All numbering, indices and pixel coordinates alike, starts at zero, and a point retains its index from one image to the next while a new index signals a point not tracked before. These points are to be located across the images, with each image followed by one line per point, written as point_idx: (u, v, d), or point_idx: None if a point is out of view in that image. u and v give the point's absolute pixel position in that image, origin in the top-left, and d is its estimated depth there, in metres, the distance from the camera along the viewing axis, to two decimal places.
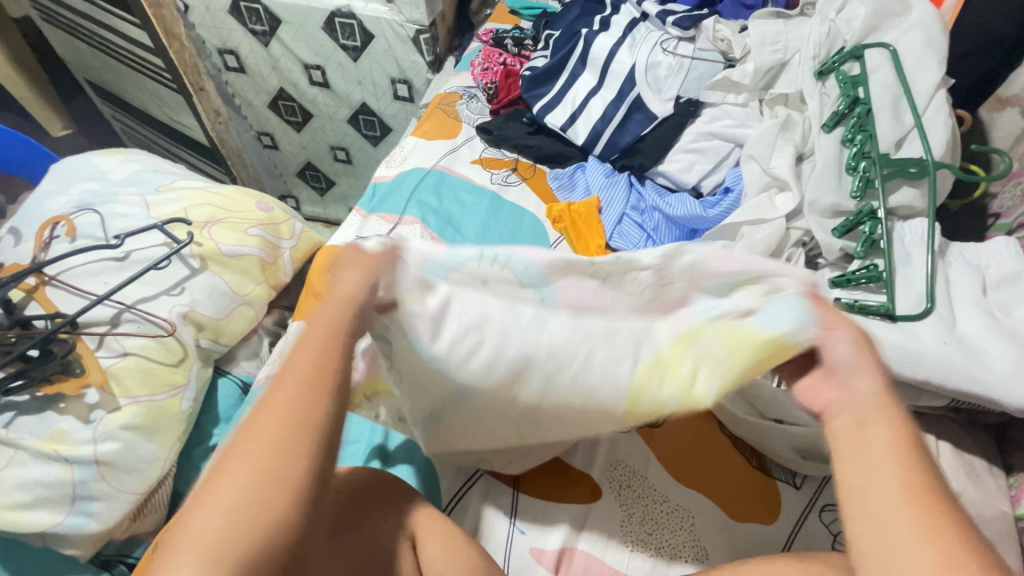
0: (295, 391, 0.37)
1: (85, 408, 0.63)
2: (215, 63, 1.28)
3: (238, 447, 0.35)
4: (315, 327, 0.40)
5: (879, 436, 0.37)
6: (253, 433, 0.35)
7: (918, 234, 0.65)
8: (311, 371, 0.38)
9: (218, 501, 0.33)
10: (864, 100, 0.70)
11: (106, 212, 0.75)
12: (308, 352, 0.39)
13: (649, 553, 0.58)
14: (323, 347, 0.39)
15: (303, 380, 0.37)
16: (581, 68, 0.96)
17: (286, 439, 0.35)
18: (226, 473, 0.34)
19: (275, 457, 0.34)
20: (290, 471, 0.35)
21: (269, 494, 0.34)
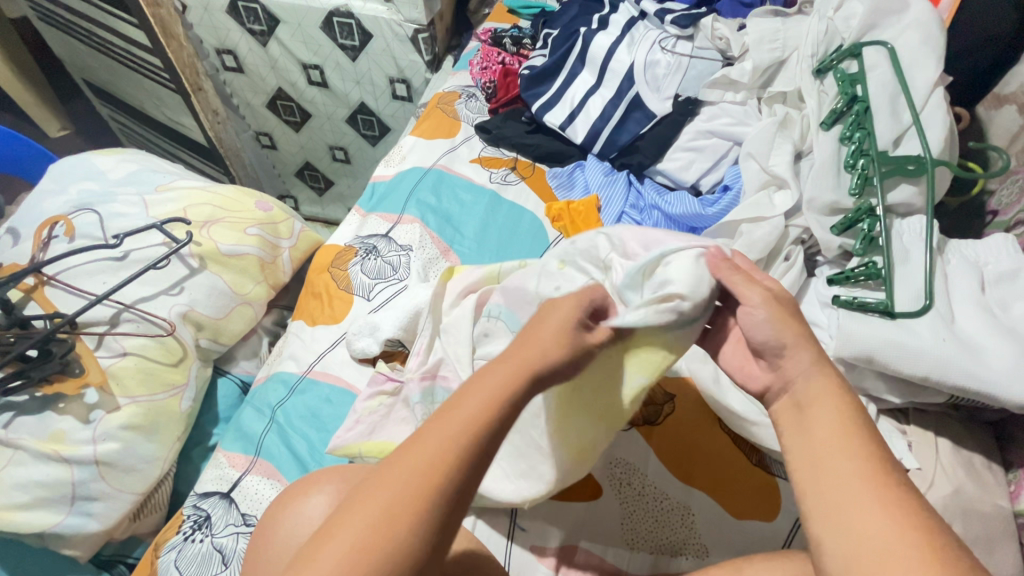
0: (438, 442, 0.35)
1: (85, 408, 0.62)
2: (213, 62, 1.28)
3: (375, 482, 0.35)
4: (489, 380, 0.38)
5: (823, 411, 0.42)
6: (388, 476, 0.35)
7: (917, 231, 0.65)
8: (461, 430, 0.36)
9: (352, 528, 0.33)
10: (862, 98, 0.71)
11: (105, 212, 0.75)
12: (468, 406, 0.37)
13: (649, 551, 0.59)
14: (488, 408, 0.37)
15: (449, 437, 0.36)
16: (579, 67, 0.96)
17: (421, 493, 0.34)
18: (358, 505, 0.34)
19: (410, 505, 0.34)
20: (404, 537, 0.33)
21: (375, 549, 0.32)
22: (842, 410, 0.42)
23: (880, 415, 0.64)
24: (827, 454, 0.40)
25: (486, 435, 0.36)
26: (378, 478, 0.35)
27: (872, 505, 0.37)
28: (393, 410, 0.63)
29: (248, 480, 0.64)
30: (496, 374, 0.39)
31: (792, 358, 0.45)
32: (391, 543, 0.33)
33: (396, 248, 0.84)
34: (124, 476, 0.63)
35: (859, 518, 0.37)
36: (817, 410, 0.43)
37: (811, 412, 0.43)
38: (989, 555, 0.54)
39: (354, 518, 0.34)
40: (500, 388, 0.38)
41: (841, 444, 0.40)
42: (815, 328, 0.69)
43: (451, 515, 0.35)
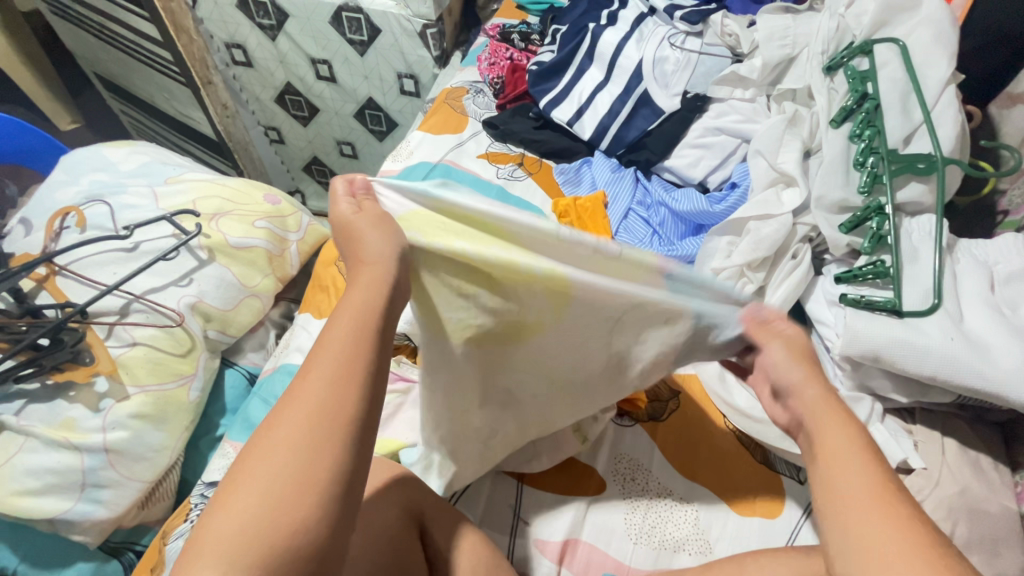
0: (327, 372, 0.36)
1: (95, 397, 0.63)
2: (223, 57, 1.29)
3: (287, 404, 0.35)
4: (359, 279, 0.40)
5: (844, 438, 0.39)
6: (288, 419, 0.34)
7: (926, 230, 0.65)
8: (349, 353, 0.37)
9: (285, 433, 0.34)
10: (872, 95, 0.70)
11: (115, 204, 0.75)
12: (348, 311, 0.39)
13: (653, 545, 0.59)
14: (370, 296, 0.39)
15: (339, 363, 0.36)
16: (587, 63, 0.96)
17: (343, 387, 0.36)
18: (284, 416, 0.35)
19: (335, 400, 0.35)
20: (320, 463, 0.33)
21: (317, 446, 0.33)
22: (850, 429, 0.40)
23: (886, 414, 0.63)
24: (841, 480, 0.37)
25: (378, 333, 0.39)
26: (295, 385, 0.36)
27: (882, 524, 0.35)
28: (395, 409, 0.67)
29: None
30: (360, 295, 0.39)
31: (804, 386, 0.42)
32: (315, 473, 0.33)
33: None
34: (132, 464, 0.64)
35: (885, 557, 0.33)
36: (822, 424, 0.40)
37: (817, 424, 0.40)
38: (995, 555, 0.54)
39: (264, 470, 0.33)
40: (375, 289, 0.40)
41: (855, 461, 0.38)
42: (821, 326, 0.69)
43: (365, 434, 0.36)
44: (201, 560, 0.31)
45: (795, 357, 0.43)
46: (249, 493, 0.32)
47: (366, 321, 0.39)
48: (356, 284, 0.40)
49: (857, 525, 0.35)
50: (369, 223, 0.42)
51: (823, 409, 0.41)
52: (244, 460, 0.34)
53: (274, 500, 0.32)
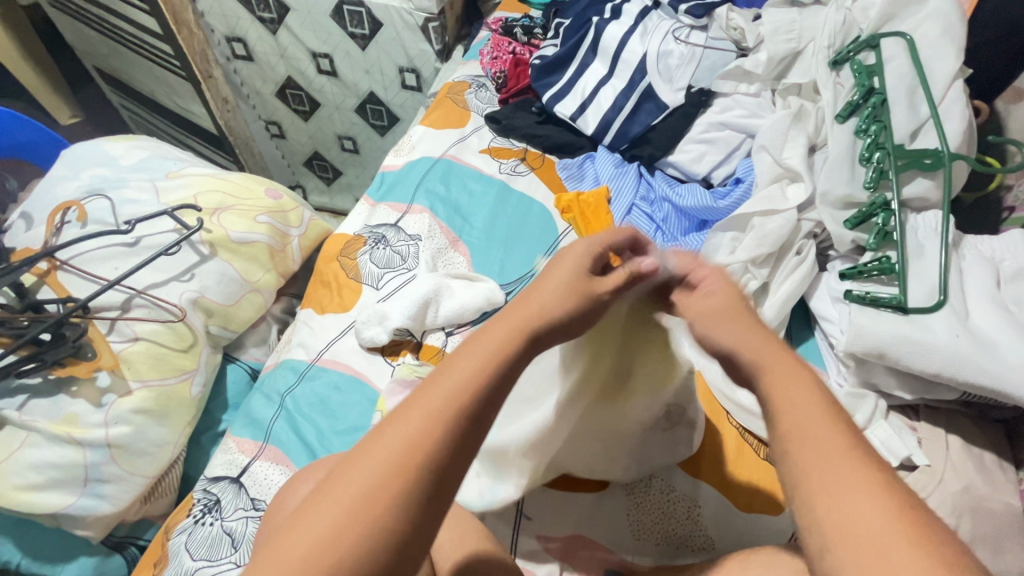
0: (424, 411, 0.34)
1: (97, 392, 0.63)
2: (223, 51, 1.28)
3: (378, 435, 0.34)
4: (500, 323, 0.39)
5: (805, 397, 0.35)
6: (361, 457, 0.33)
7: (932, 225, 0.65)
8: (451, 397, 0.34)
9: (368, 465, 0.32)
10: (879, 90, 0.70)
11: (116, 198, 0.75)
12: (472, 358, 0.37)
13: (655, 542, 0.59)
14: (498, 349, 0.37)
15: (437, 407, 0.34)
16: (591, 57, 0.95)
17: (434, 429, 0.33)
18: (373, 444, 0.33)
19: (420, 440, 0.33)
20: (378, 514, 0.31)
21: (390, 487, 0.31)
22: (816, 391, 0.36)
23: (890, 411, 0.63)
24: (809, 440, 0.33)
25: (492, 383, 0.36)
26: (391, 418, 0.34)
27: (868, 497, 0.30)
28: None
29: (258, 465, 0.65)
30: (483, 347, 0.38)
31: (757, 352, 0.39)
32: (366, 528, 0.30)
33: (405, 238, 0.84)
34: (135, 459, 0.64)
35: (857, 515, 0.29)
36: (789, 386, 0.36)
37: (778, 392, 0.36)
38: (1001, 553, 0.54)
39: (326, 507, 0.31)
40: (501, 340, 0.38)
41: (827, 428, 0.33)
42: (826, 323, 0.69)
43: (439, 488, 0.33)
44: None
45: (733, 322, 0.41)
46: (322, 513, 0.31)
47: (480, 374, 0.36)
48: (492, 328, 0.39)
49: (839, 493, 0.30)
50: (562, 283, 0.42)
51: (786, 376, 0.37)
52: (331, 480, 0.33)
53: (340, 524, 0.30)
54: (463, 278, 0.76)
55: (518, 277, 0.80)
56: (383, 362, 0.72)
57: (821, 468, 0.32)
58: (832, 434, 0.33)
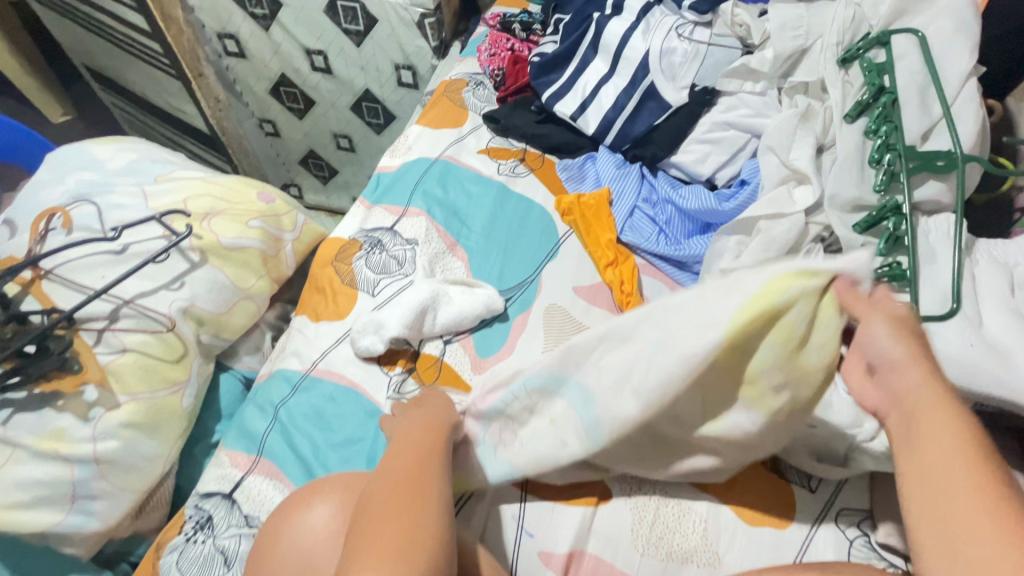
0: (392, 498, 0.42)
1: (84, 406, 0.61)
2: (215, 48, 1.24)
3: (368, 532, 0.40)
4: (415, 435, 0.50)
5: (939, 427, 0.38)
6: (365, 546, 0.39)
7: (944, 230, 0.63)
8: (409, 481, 0.44)
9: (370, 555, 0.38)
10: (890, 89, 0.68)
11: (103, 204, 0.73)
12: (409, 455, 0.47)
13: (660, 557, 0.58)
14: (425, 447, 0.49)
15: (407, 497, 0.42)
16: (592, 54, 0.92)
17: (412, 510, 0.41)
18: (366, 536, 0.39)
19: (406, 520, 0.40)
20: (421, 524, 0.40)
21: (404, 556, 0.38)
22: (955, 418, 0.38)
23: None
24: (936, 467, 0.36)
25: (430, 466, 0.47)
26: (369, 518, 0.41)
27: (990, 521, 0.33)
28: None
29: (251, 480, 0.63)
30: (412, 448, 0.48)
31: (908, 366, 0.41)
32: None
33: (401, 242, 0.82)
34: (125, 474, 0.62)
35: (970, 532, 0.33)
36: (924, 406, 0.39)
37: (918, 422, 0.39)
38: None
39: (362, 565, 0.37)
40: (424, 443, 0.49)
41: (956, 455, 0.36)
42: None
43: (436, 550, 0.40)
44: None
45: (903, 334, 0.42)
46: None
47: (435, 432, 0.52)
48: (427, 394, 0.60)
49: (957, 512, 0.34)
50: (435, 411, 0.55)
51: (926, 408, 0.39)
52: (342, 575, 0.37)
53: None
54: (461, 284, 0.75)
55: (519, 282, 0.78)
56: (379, 372, 0.70)
57: (940, 487, 0.36)
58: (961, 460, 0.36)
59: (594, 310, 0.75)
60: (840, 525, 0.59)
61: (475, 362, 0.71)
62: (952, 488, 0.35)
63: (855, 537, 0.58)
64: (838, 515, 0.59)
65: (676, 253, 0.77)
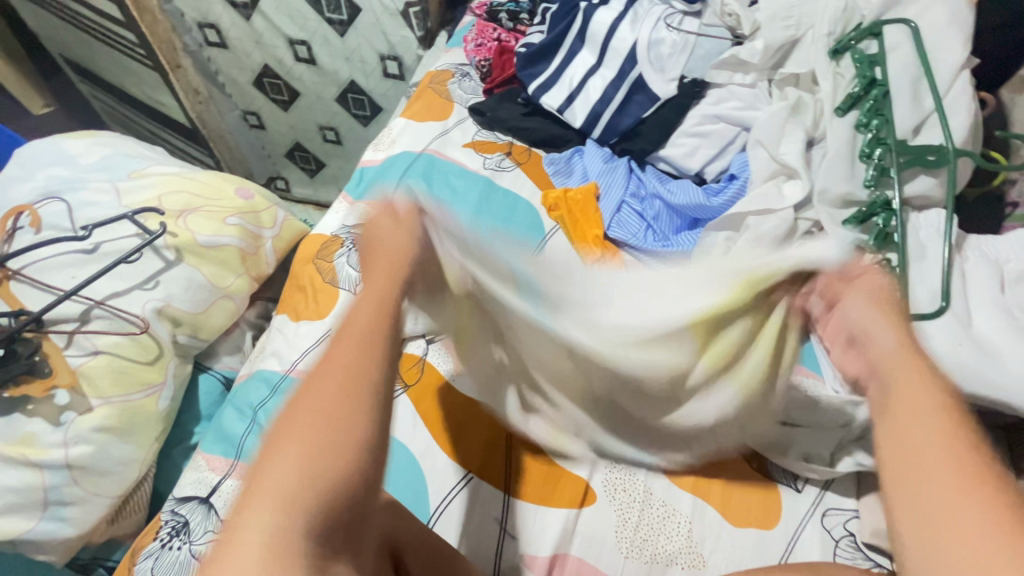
0: (322, 397, 0.31)
1: (55, 410, 0.60)
2: (195, 38, 1.21)
3: (295, 418, 0.31)
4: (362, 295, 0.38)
5: (919, 386, 0.35)
6: (288, 437, 0.30)
7: (935, 225, 0.62)
8: (354, 350, 0.33)
9: (292, 451, 0.29)
10: (881, 81, 0.67)
11: (74, 201, 0.70)
12: (358, 317, 0.35)
13: (644, 560, 0.57)
14: (378, 299, 0.37)
15: (345, 377, 0.32)
16: (579, 45, 0.90)
17: (354, 389, 0.32)
18: (291, 430, 0.30)
19: (341, 405, 0.31)
20: (361, 404, 0.31)
21: (334, 447, 0.30)
22: (932, 383, 0.36)
23: None
24: (912, 427, 0.34)
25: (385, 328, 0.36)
26: (294, 402, 0.31)
27: (961, 487, 0.30)
28: None
29: (229, 484, 0.62)
30: (354, 314, 0.36)
31: (879, 334, 0.40)
32: (323, 491, 0.28)
33: None
34: (98, 480, 0.61)
35: (932, 490, 0.31)
36: (901, 374, 0.36)
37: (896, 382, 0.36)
38: None
39: (284, 461, 0.29)
40: (375, 296, 0.38)
41: (930, 415, 0.34)
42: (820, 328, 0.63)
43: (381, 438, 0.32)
44: (253, 507, 0.27)
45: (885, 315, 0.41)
46: (272, 494, 0.28)
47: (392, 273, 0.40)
48: (381, 252, 0.43)
49: (925, 474, 0.32)
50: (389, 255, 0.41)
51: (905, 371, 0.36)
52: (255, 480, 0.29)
53: (297, 498, 0.28)
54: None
55: None
56: None
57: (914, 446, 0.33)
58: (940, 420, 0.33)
59: None
60: (825, 525, 0.58)
61: None
62: (930, 447, 0.32)
63: (840, 537, 0.57)
64: (824, 515, 0.59)
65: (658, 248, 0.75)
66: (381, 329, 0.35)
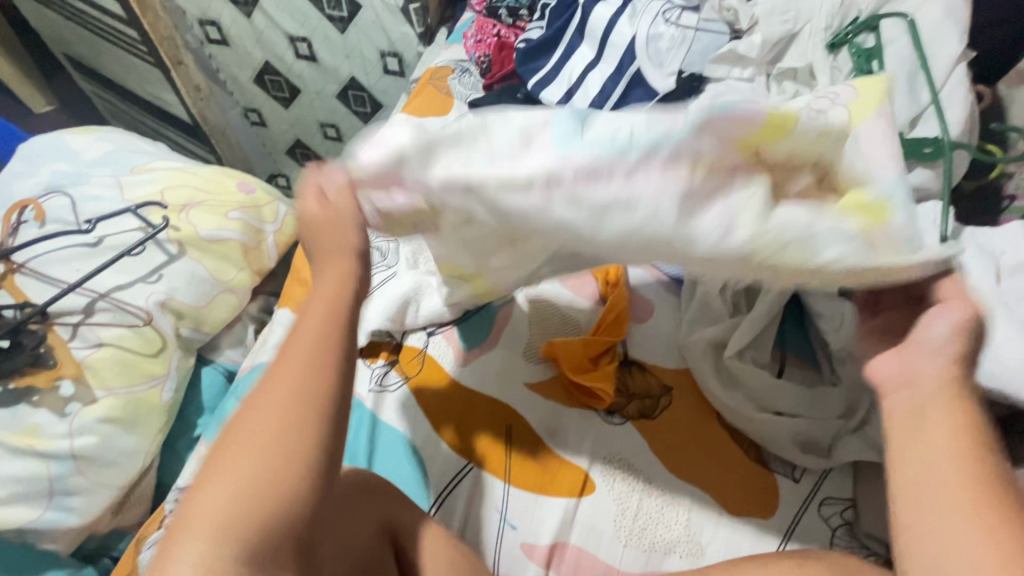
0: (261, 427, 0.38)
1: (61, 401, 0.61)
2: (196, 35, 1.21)
3: (231, 447, 0.38)
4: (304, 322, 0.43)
5: (941, 419, 0.41)
6: (223, 468, 0.37)
7: (930, 218, 0.63)
8: (291, 386, 0.40)
9: (225, 478, 0.37)
10: (879, 75, 0.68)
11: (78, 195, 0.71)
12: (299, 350, 0.41)
13: (642, 548, 0.58)
14: (324, 329, 0.42)
15: (280, 411, 0.39)
16: (578, 41, 0.91)
17: (288, 423, 0.38)
18: (228, 462, 0.37)
19: (273, 438, 0.38)
20: (292, 439, 0.38)
21: (264, 480, 0.37)
22: (958, 417, 0.41)
23: None
24: (926, 458, 0.40)
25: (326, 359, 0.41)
26: (231, 432, 0.39)
27: (966, 522, 0.37)
28: (383, 404, 0.67)
29: None
30: (297, 346, 0.42)
31: (919, 372, 0.42)
32: (250, 517, 0.36)
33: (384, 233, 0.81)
34: (103, 470, 0.61)
35: (937, 517, 0.39)
36: (931, 398, 0.41)
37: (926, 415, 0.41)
38: None
39: (218, 487, 0.37)
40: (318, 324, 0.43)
41: (947, 454, 0.40)
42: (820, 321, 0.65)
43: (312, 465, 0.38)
44: (189, 532, 0.36)
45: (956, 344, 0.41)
46: (205, 513, 0.36)
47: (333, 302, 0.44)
48: (326, 261, 0.46)
49: (928, 500, 0.39)
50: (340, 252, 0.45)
51: (934, 403, 0.41)
52: (195, 501, 0.37)
53: (227, 522, 0.36)
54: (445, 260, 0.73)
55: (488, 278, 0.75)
56: (361, 364, 0.70)
57: (927, 476, 0.40)
58: (954, 457, 0.39)
59: (579, 303, 0.71)
60: (822, 513, 0.59)
61: (460, 354, 0.69)
62: (938, 479, 0.39)
63: (837, 526, 0.58)
64: (822, 503, 0.59)
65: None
66: (321, 366, 0.41)
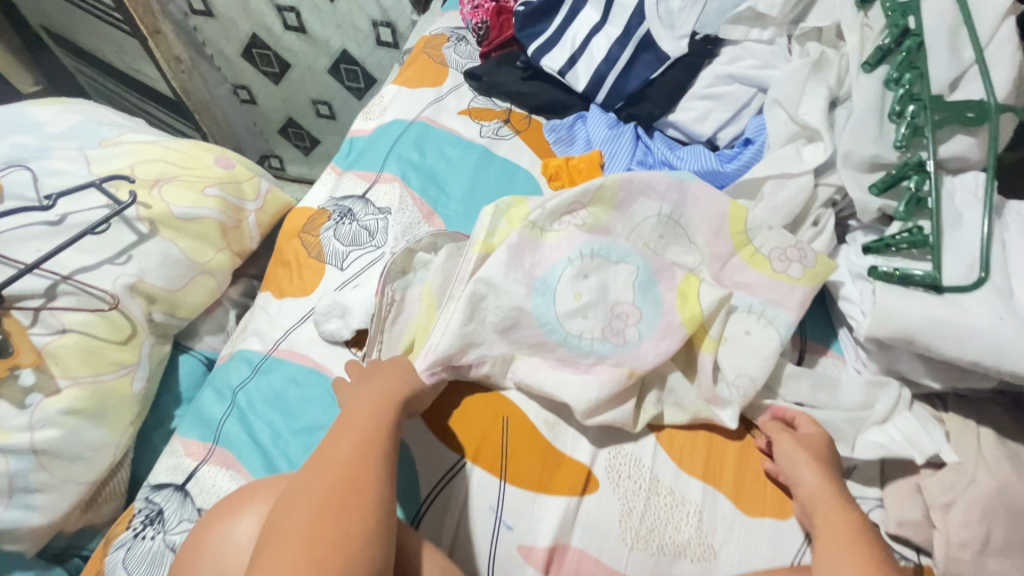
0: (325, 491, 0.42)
1: (20, 392, 0.55)
2: (180, 6, 1.15)
3: (291, 518, 0.40)
4: (351, 424, 0.48)
5: (825, 513, 0.49)
6: (288, 535, 0.39)
7: (971, 189, 0.56)
8: (347, 464, 0.44)
9: (289, 548, 0.38)
10: (915, 31, 0.60)
11: (39, 169, 0.66)
12: (350, 439, 0.46)
13: (650, 551, 0.53)
14: (369, 424, 0.48)
15: (344, 480, 0.43)
16: (582, 2, 0.84)
17: (355, 494, 0.42)
18: (292, 525, 0.40)
19: (338, 501, 0.41)
20: (357, 503, 0.42)
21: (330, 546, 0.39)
22: (836, 509, 0.49)
23: (914, 401, 0.58)
24: (825, 540, 0.47)
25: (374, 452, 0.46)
26: (290, 505, 0.41)
27: None
28: None
29: (205, 470, 0.58)
30: (348, 440, 0.46)
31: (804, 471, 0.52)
32: None
33: (373, 212, 0.75)
34: (67, 465, 0.57)
35: None
36: (816, 499, 0.50)
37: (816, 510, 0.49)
38: None
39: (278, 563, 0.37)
40: (363, 425, 0.48)
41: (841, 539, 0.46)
42: (845, 303, 0.61)
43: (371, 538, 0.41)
44: None
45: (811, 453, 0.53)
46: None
47: (389, 399, 0.51)
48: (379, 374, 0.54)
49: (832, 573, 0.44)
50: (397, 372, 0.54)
51: (819, 500, 0.50)
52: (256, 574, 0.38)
53: None
54: (431, 239, 0.66)
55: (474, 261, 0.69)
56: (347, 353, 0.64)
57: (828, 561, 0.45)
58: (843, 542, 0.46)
59: None
60: None
61: None
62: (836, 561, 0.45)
63: None
64: None
65: (698, 170, 0.70)
66: (371, 452, 0.46)
